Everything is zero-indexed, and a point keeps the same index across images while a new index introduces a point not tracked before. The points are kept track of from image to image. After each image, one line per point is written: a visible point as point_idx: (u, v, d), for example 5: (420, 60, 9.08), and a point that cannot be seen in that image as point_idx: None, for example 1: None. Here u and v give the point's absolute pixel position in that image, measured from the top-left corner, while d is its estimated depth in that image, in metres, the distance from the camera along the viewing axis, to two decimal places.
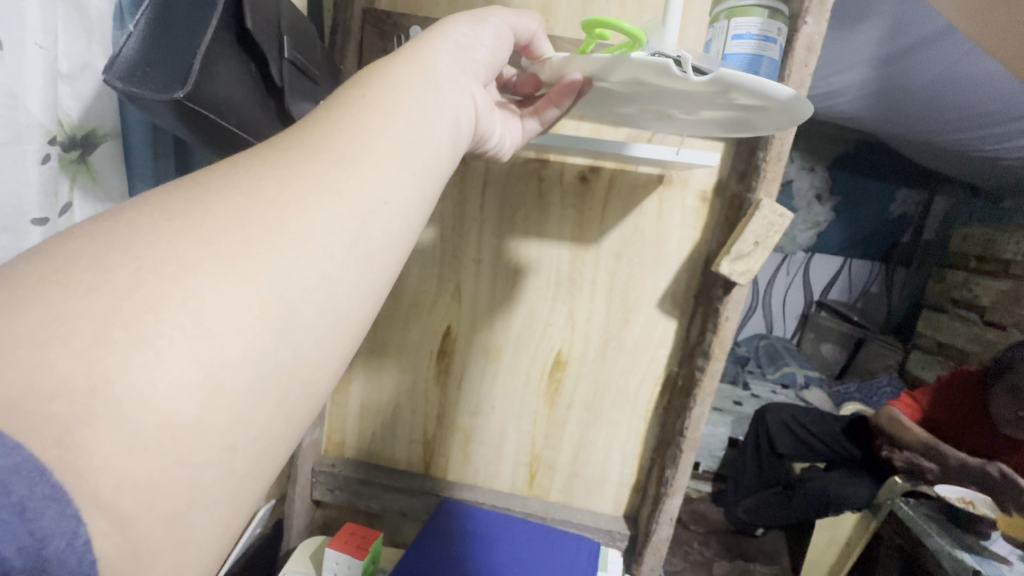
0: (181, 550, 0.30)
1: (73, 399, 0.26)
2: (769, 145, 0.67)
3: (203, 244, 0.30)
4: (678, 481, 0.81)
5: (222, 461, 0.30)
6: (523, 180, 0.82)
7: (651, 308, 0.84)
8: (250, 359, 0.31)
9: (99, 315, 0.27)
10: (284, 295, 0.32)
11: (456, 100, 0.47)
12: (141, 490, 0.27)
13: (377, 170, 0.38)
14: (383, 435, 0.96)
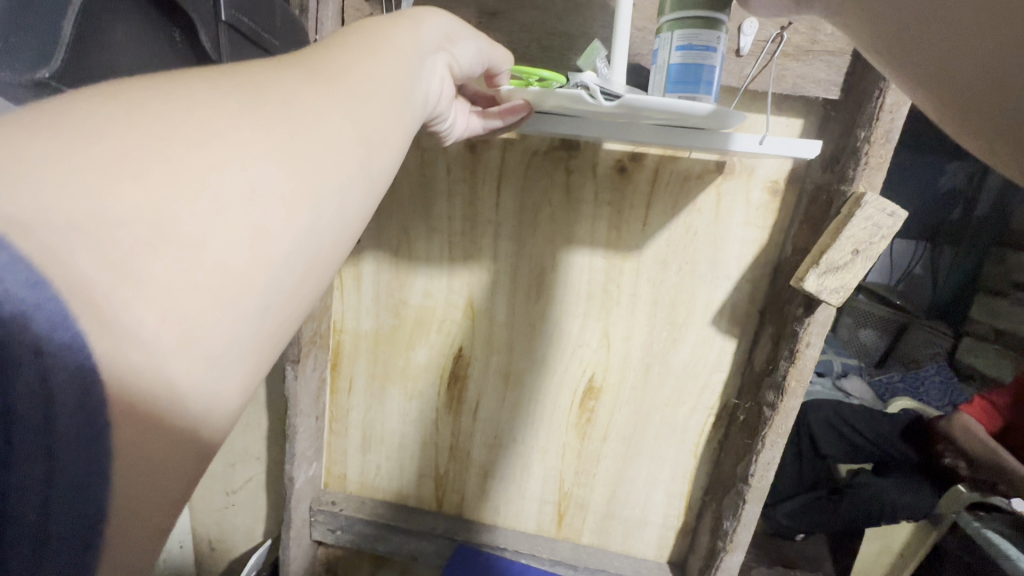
0: (216, 406, 0.25)
1: (127, 219, 0.21)
2: (874, 123, 0.51)
3: (242, 101, 0.26)
4: (740, 535, 0.67)
5: (259, 325, 0.26)
6: (546, 171, 0.67)
7: (705, 324, 0.69)
8: (295, 228, 0.27)
9: (156, 144, 0.23)
10: (325, 179, 0.28)
11: (426, 85, 0.39)
12: (184, 333, 0.23)
13: (389, 96, 0.34)
14: (389, 468, 0.83)
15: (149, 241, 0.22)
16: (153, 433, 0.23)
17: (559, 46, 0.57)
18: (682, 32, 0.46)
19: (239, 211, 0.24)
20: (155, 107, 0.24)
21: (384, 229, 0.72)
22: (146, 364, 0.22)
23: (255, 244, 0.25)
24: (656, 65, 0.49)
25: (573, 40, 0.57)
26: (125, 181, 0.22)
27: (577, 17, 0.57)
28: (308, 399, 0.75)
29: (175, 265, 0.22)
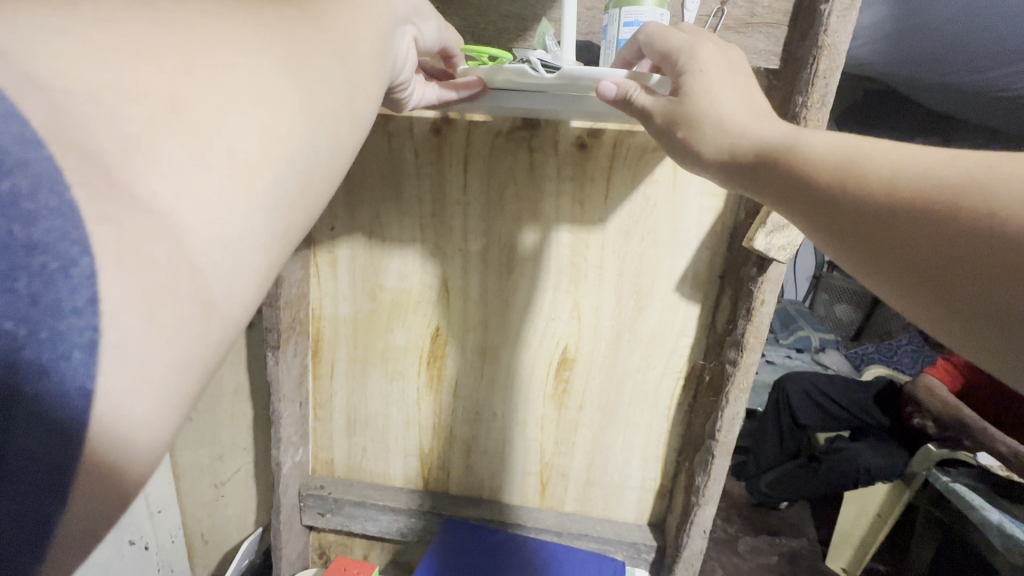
0: (228, 282, 0.26)
1: (146, 98, 0.24)
2: (810, 87, 0.54)
3: (240, 17, 0.29)
4: (711, 489, 0.71)
5: (267, 213, 0.28)
6: (510, 150, 0.69)
7: (669, 291, 0.72)
8: (296, 134, 0.29)
9: (173, 43, 0.26)
10: (314, 95, 0.31)
11: (393, 52, 0.42)
12: (198, 204, 0.24)
13: (363, 43, 0.37)
14: (375, 450, 0.85)
15: (164, 118, 0.24)
16: (166, 299, 0.23)
17: (513, 27, 0.60)
18: (629, 9, 0.48)
19: (247, 109, 0.27)
20: (169, 13, 0.26)
21: (357, 213, 0.74)
22: (161, 230, 0.23)
23: (262, 142, 0.27)
24: (606, 39, 0.51)
25: (526, 21, 0.60)
26: (143, 72, 0.24)
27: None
28: (291, 385, 0.76)
29: (188, 144, 0.24)
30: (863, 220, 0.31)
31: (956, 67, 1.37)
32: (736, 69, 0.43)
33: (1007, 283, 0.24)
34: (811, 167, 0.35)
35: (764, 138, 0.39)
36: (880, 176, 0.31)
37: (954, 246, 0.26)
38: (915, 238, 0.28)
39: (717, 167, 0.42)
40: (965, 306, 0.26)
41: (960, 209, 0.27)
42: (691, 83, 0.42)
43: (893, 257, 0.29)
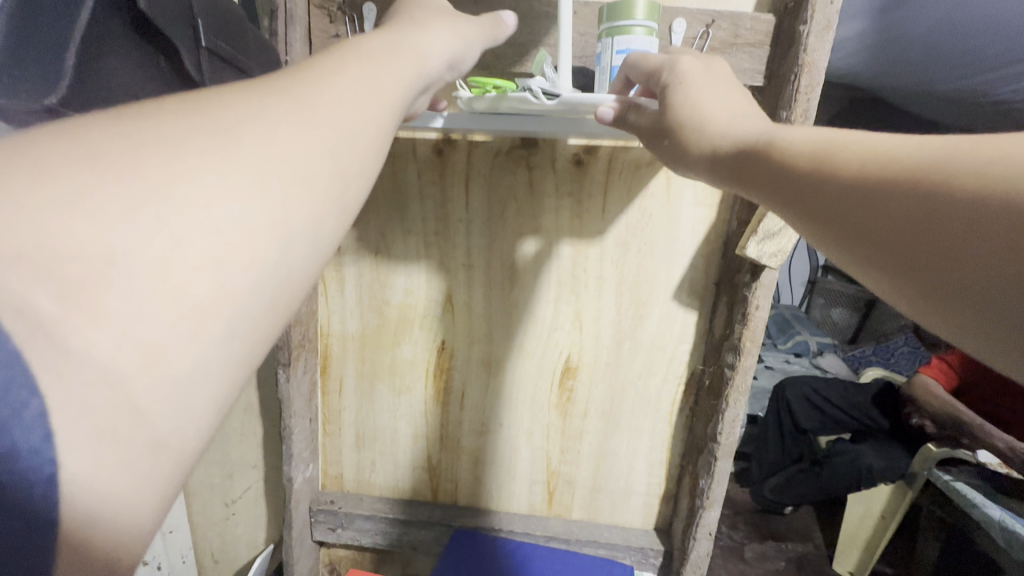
0: (182, 412, 0.24)
1: (84, 252, 0.22)
2: (794, 102, 0.58)
3: (208, 116, 0.27)
4: (715, 491, 0.73)
5: (230, 330, 0.25)
6: (509, 168, 0.72)
7: (667, 299, 0.75)
8: (264, 234, 0.26)
9: (125, 181, 0.23)
10: (292, 183, 0.28)
11: (432, 63, 0.41)
12: (142, 345, 0.22)
13: (389, 61, 0.36)
14: (384, 463, 0.87)
15: (102, 271, 0.22)
16: (105, 448, 0.22)
17: (510, 53, 0.63)
18: (622, 38, 0.51)
19: (201, 245, 0.24)
20: (127, 146, 0.24)
21: (362, 231, 0.76)
22: (102, 377, 0.21)
23: (220, 276, 0.25)
24: (600, 66, 0.54)
25: (523, 47, 0.63)
26: (93, 194, 0.22)
27: (524, 27, 0.62)
28: (301, 402, 0.78)
29: (130, 296, 0.22)
30: (860, 205, 0.30)
31: (934, 75, 1.41)
32: (721, 76, 0.45)
33: (972, 260, 0.25)
34: (790, 159, 0.35)
35: (747, 135, 0.40)
36: (856, 164, 0.31)
37: (922, 228, 0.27)
38: (917, 220, 0.27)
39: (704, 163, 0.43)
40: (935, 285, 0.26)
41: (923, 188, 0.27)
42: (677, 95, 0.44)
43: (866, 240, 0.29)
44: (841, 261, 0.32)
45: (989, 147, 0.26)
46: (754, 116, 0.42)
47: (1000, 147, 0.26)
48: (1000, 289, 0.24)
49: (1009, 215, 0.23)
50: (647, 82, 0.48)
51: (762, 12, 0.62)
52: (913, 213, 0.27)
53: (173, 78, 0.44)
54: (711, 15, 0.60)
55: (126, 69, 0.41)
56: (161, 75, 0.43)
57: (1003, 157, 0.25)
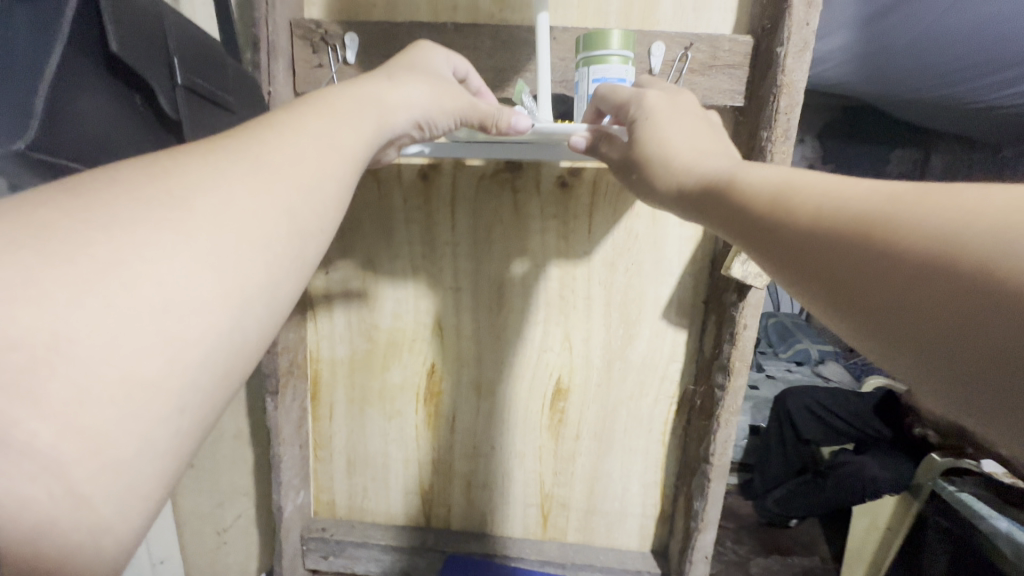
0: (126, 493, 0.26)
1: (29, 347, 0.23)
2: (773, 122, 0.58)
3: (155, 199, 0.28)
4: (710, 513, 0.72)
5: (172, 413, 0.27)
6: (495, 192, 0.72)
7: (656, 319, 0.74)
8: (209, 314, 0.28)
9: (70, 272, 0.24)
10: (235, 263, 0.30)
11: (404, 106, 0.46)
12: (84, 435, 0.24)
13: (354, 123, 0.40)
14: (376, 488, 0.86)
15: (49, 365, 0.23)
16: (47, 532, 0.23)
17: (492, 80, 0.64)
18: (597, 67, 0.53)
19: (148, 329, 0.26)
20: (74, 231, 0.26)
21: (349, 255, 0.76)
22: (47, 468, 0.23)
23: (166, 356, 0.26)
24: (578, 94, 0.56)
25: (504, 73, 0.63)
26: (38, 290, 0.24)
27: (505, 54, 0.63)
28: (290, 428, 0.77)
29: (74, 384, 0.24)
30: (810, 252, 0.32)
31: (921, 83, 1.43)
32: (685, 109, 0.48)
33: (902, 305, 0.26)
34: (750, 200, 0.38)
35: (711, 172, 0.42)
36: (810, 206, 0.33)
37: (859, 273, 0.28)
38: (868, 267, 0.28)
39: (675, 197, 0.45)
40: (873, 326, 0.28)
41: (870, 235, 0.28)
42: (643, 130, 0.47)
43: (816, 279, 0.31)
44: (800, 296, 0.34)
45: (924, 194, 0.28)
46: (721, 151, 0.45)
47: (932, 195, 0.27)
48: (925, 333, 0.25)
49: (943, 263, 0.25)
50: (617, 114, 0.50)
51: (740, 33, 0.62)
52: (862, 261, 0.28)
53: (150, 116, 0.45)
54: (689, 38, 0.61)
55: (103, 110, 0.42)
56: (137, 114, 0.45)
57: (933, 207, 0.27)
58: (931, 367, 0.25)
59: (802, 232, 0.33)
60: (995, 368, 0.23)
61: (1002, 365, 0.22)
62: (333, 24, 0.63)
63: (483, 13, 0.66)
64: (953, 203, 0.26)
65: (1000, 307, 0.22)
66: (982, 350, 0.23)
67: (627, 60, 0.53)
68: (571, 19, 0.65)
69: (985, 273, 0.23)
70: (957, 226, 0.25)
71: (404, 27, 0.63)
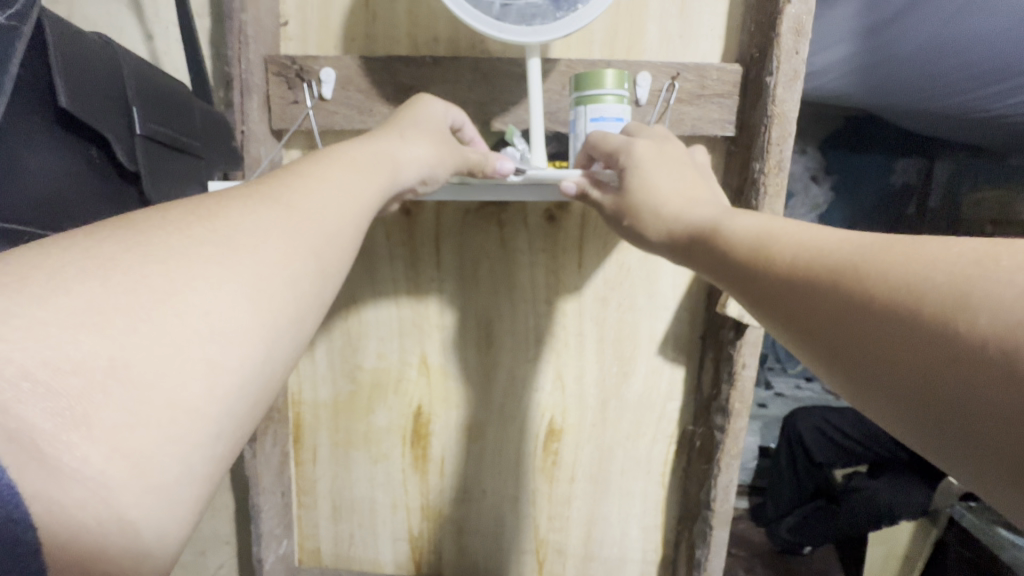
0: (168, 516, 0.22)
1: (84, 370, 0.21)
2: (766, 154, 0.55)
3: (196, 222, 0.27)
4: (713, 562, 0.68)
5: (220, 428, 0.24)
6: (480, 227, 0.70)
7: (651, 355, 0.71)
8: (252, 330, 0.25)
9: (125, 297, 0.22)
10: (276, 279, 0.27)
11: (412, 173, 0.43)
12: (136, 457, 0.21)
13: (334, 167, 0.37)
14: (362, 534, 0.82)
15: (101, 388, 0.21)
16: (94, 560, 0.21)
17: (474, 114, 0.62)
18: (593, 107, 0.50)
19: (195, 350, 0.23)
20: (130, 261, 0.24)
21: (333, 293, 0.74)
22: (92, 495, 0.20)
23: (210, 374, 0.24)
24: (573, 133, 0.53)
25: (485, 107, 0.61)
26: (86, 306, 0.22)
27: (485, 87, 0.61)
28: (271, 476, 0.74)
29: (127, 410, 0.21)
30: (787, 299, 0.30)
31: (923, 95, 1.41)
32: (673, 158, 0.45)
33: (874, 352, 0.24)
34: (731, 246, 0.36)
35: (698, 221, 0.41)
36: (785, 255, 0.32)
37: (833, 319, 0.27)
38: (838, 315, 0.27)
39: (665, 244, 0.44)
40: (851, 375, 0.26)
41: (841, 283, 0.27)
42: (631, 180, 0.45)
43: (797, 328, 0.29)
44: (787, 347, 0.32)
45: (895, 241, 0.26)
46: (707, 199, 0.43)
47: (899, 242, 0.26)
48: (901, 382, 0.23)
49: (908, 309, 0.23)
50: (607, 161, 0.47)
51: (728, 61, 0.60)
52: (834, 308, 0.27)
53: (109, 167, 0.43)
54: (675, 68, 0.59)
55: (55, 166, 0.39)
56: (95, 167, 0.42)
57: (901, 254, 0.25)
58: (917, 419, 0.23)
59: (778, 279, 0.31)
60: (967, 417, 0.21)
61: (975, 414, 0.20)
62: (308, 60, 0.62)
63: (462, 45, 0.64)
64: (919, 249, 0.25)
65: (966, 354, 0.21)
66: (960, 402, 0.21)
67: (623, 99, 0.50)
68: (552, 50, 0.63)
69: (949, 317, 0.22)
70: (921, 274, 0.24)
71: (382, 62, 0.61)
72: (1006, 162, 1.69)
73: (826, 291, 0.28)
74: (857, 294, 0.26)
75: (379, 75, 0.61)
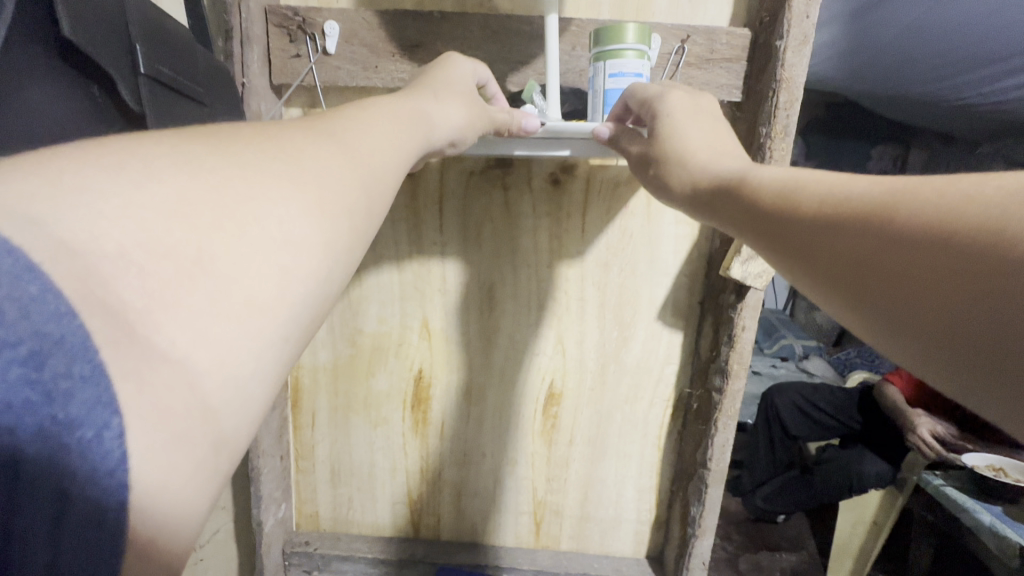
0: (242, 410, 0.23)
1: (173, 255, 0.21)
2: (773, 119, 0.56)
3: (271, 141, 0.28)
4: (707, 519, 0.70)
5: (286, 334, 0.25)
6: (485, 190, 0.70)
7: (651, 320, 0.72)
8: (319, 250, 0.27)
9: (207, 195, 0.23)
10: (337, 207, 0.29)
11: (448, 133, 0.44)
12: (219, 347, 0.22)
13: (366, 112, 0.37)
14: (361, 498, 0.82)
15: (189, 275, 0.22)
16: (181, 446, 0.20)
17: None
18: (613, 62, 0.50)
19: (269, 256, 0.25)
20: (215, 164, 0.25)
21: None
22: (181, 376, 0.20)
23: (281, 281, 0.25)
24: (592, 89, 0.53)
25: (494, 65, 0.61)
26: (175, 197, 0.22)
27: (495, 45, 0.60)
28: (270, 439, 0.74)
29: (212, 301, 0.22)
30: (812, 244, 0.31)
31: (912, 79, 1.41)
32: (706, 111, 0.47)
33: (907, 287, 0.25)
34: (756, 198, 0.37)
35: (724, 173, 0.42)
36: (812, 201, 0.32)
37: (863, 259, 0.28)
38: (868, 254, 0.28)
39: (687, 199, 0.44)
40: (878, 314, 0.27)
41: (870, 224, 0.28)
42: (662, 127, 0.46)
43: (821, 272, 0.30)
44: (807, 296, 0.33)
45: (921, 182, 0.27)
46: (734, 155, 0.44)
47: (927, 182, 0.27)
48: (936, 316, 0.24)
49: (945, 241, 0.24)
50: (641, 111, 0.49)
51: (738, 25, 0.60)
52: (865, 248, 0.28)
53: (112, 108, 0.41)
54: (686, 30, 0.59)
55: (58, 117, 0.38)
56: (99, 106, 0.41)
57: (931, 190, 0.26)
58: (951, 350, 0.24)
59: (801, 225, 0.32)
60: (1002, 339, 0.21)
61: (1010, 333, 0.21)
62: (312, 11, 0.60)
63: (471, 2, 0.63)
64: (949, 186, 0.26)
65: (1003, 277, 0.21)
66: (997, 325, 0.22)
67: (645, 54, 0.51)
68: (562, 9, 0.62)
69: (984, 246, 0.23)
70: (957, 208, 0.24)
71: (390, 16, 0.60)
72: (979, 148, 1.75)
73: (857, 233, 0.28)
74: (889, 233, 0.27)
75: (387, 29, 0.60)
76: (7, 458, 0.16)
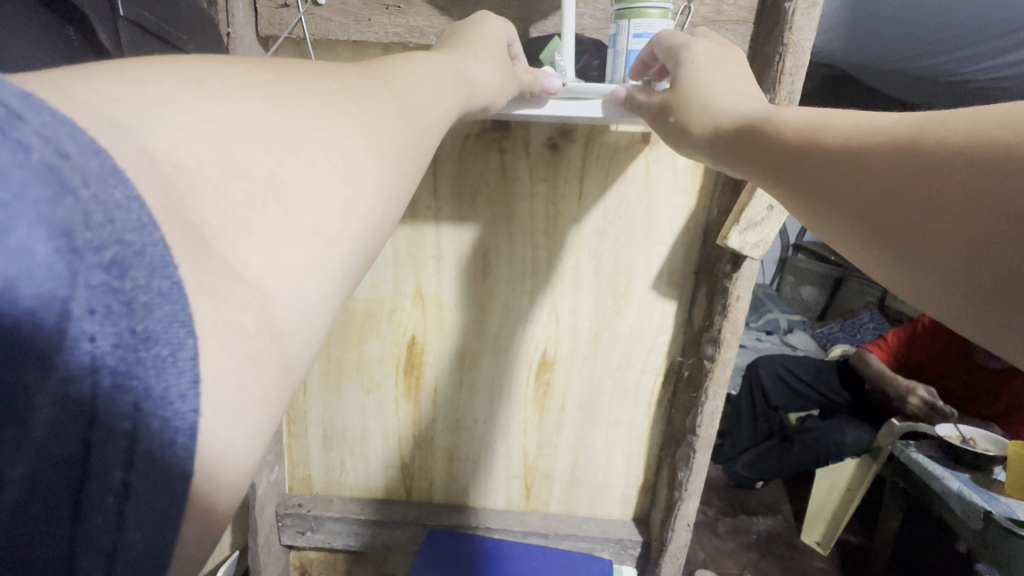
0: (308, 342, 0.22)
1: (245, 175, 0.21)
2: (777, 86, 0.55)
3: (337, 79, 0.27)
4: (694, 483, 0.72)
5: (349, 269, 0.24)
6: (481, 153, 0.68)
7: (646, 288, 0.72)
8: (381, 185, 0.26)
9: (277, 121, 0.23)
10: (394, 146, 0.27)
11: (483, 95, 0.42)
12: (290, 273, 0.21)
13: (396, 57, 0.35)
14: (355, 461, 0.83)
15: (260, 197, 0.21)
16: (251, 369, 0.19)
17: None
18: (638, 21, 0.49)
19: (336, 185, 0.23)
20: (285, 94, 0.24)
21: None
22: (251, 297, 0.20)
23: (345, 211, 0.24)
24: (613, 49, 0.51)
25: None
26: (244, 120, 0.22)
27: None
28: None
29: (284, 224, 0.21)
30: (834, 178, 0.31)
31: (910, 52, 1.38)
32: (731, 61, 0.46)
33: (932, 217, 0.26)
34: (778, 135, 0.36)
35: (743, 114, 0.41)
36: (837, 136, 0.32)
37: (892, 190, 0.28)
38: (895, 183, 0.28)
39: (705, 143, 0.44)
40: (903, 247, 0.28)
41: (897, 153, 0.28)
42: (685, 73, 0.44)
43: (842, 206, 0.31)
44: (826, 235, 0.33)
45: (952, 114, 0.27)
46: (756, 97, 0.43)
47: (960, 112, 0.27)
48: (960, 243, 0.25)
49: (971, 166, 0.24)
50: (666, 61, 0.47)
51: None
52: (893, 179, 0.28)
53: (88, 52, 0.39)
54: None
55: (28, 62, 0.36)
56: (74, 50, 0.39)
57: (963, 121, 0.26)
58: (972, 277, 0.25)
59: (822, 160, 0.32)
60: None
61: None
62: None
63: None
64: (983, 113, 0.26)
65: None
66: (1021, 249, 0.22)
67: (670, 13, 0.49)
68: None
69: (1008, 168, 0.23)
70: (984, 134, 0.25)
71: None
72: None
73: (881, 164, 0.29)
74: (914, 161, 0.27)
75: None
76: (85, 368, 0.15)
